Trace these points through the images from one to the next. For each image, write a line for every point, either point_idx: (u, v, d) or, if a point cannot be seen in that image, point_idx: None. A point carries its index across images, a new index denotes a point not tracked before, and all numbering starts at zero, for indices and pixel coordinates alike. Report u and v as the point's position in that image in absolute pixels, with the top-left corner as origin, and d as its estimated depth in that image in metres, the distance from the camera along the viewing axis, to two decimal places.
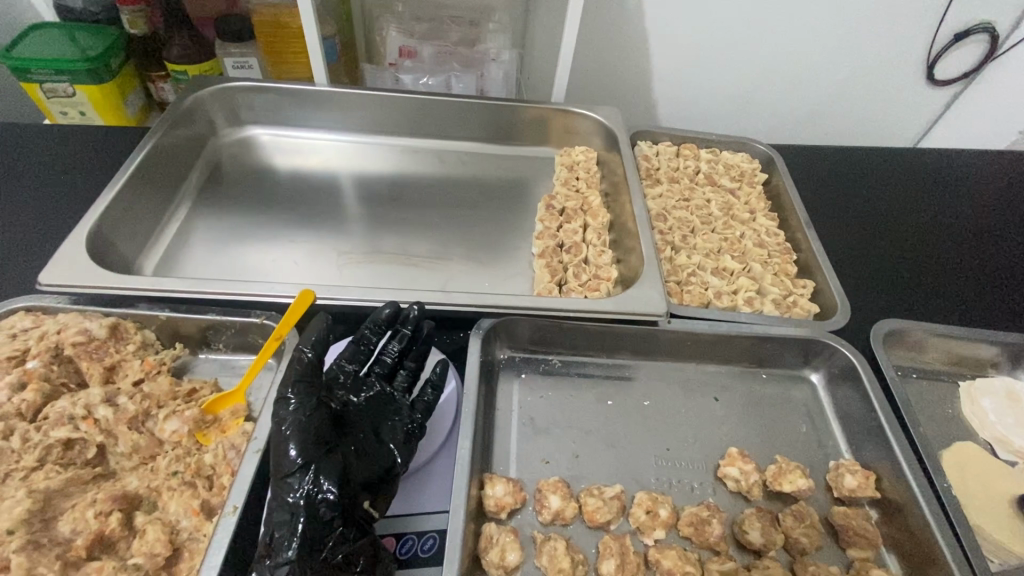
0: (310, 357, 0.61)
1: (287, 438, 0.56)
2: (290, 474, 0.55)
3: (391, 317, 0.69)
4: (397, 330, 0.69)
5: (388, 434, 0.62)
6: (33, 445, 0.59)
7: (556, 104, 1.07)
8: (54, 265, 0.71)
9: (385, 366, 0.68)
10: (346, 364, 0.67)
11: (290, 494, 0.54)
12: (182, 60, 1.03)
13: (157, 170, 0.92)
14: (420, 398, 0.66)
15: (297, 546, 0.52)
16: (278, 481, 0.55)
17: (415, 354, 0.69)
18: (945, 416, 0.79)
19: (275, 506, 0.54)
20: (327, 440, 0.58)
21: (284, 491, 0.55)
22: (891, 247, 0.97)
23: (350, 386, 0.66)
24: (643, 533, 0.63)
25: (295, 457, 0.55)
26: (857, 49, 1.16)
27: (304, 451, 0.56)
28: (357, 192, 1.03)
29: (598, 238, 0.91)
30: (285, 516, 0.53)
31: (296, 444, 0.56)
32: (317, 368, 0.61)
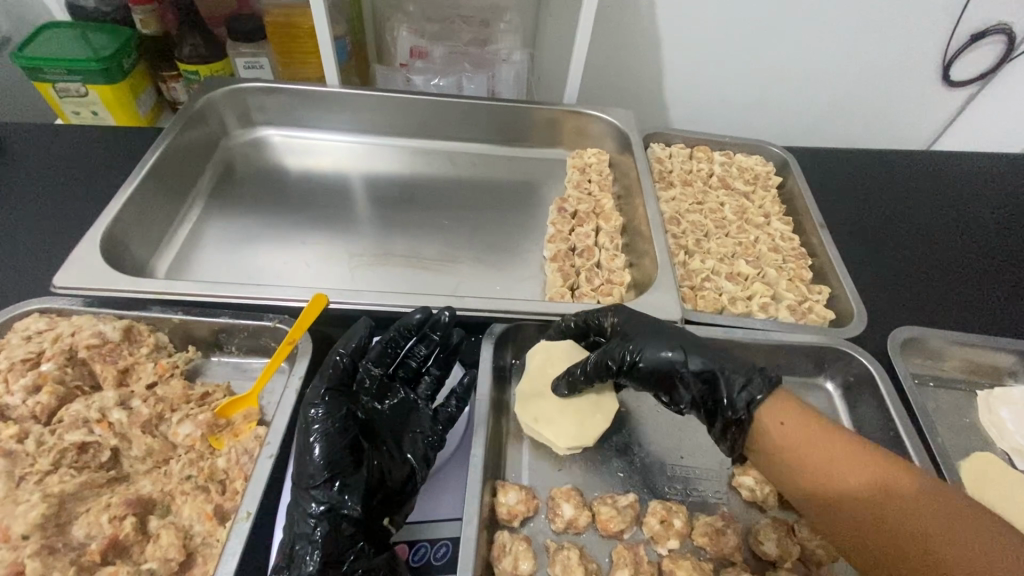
0: (344, 363, 0.62)
1: (314, 448, 0.56)
2: (314, 485, 0.55)
3: (421, 322, 0.68)
4: (426, 335, 0.70)
5: (409, 445, 0.62)
6: (48, 449, 0.59)
7: (568, 105, 1.06)
8: (67, 267, 0.71)
9: (409, 370, 0.69)
10: (373, 368, 0.66)
11: (313, 505, 0.54)
12: (194, 60, 1.02)
13: (170, 171, 0.92)
14: (445, 407, 0.67)
15: (320, 561, 0.52)
16: (300, 491, 0.55)
17: (441, 362, 0.70)
18: (962, 426, 0.78)
19: (297, 517, 0.54)
20: (353, 452, 0.57)
21: (307, 502, 0.55)
22: (907, 252, 0.96)
23: (374, 392, 0.65)
24: (657, 543, 0.62)
25: (321, 468, 0.55)
26: (872, 50, 1.14)
27: (331, 462, 0.55)
28: (368, 193, 1.03)
29: (610, 242, 0.90)
30: (306, 530, 0.53)
31: (323, 454, 0.56)
32: (345, 376, 0.62)
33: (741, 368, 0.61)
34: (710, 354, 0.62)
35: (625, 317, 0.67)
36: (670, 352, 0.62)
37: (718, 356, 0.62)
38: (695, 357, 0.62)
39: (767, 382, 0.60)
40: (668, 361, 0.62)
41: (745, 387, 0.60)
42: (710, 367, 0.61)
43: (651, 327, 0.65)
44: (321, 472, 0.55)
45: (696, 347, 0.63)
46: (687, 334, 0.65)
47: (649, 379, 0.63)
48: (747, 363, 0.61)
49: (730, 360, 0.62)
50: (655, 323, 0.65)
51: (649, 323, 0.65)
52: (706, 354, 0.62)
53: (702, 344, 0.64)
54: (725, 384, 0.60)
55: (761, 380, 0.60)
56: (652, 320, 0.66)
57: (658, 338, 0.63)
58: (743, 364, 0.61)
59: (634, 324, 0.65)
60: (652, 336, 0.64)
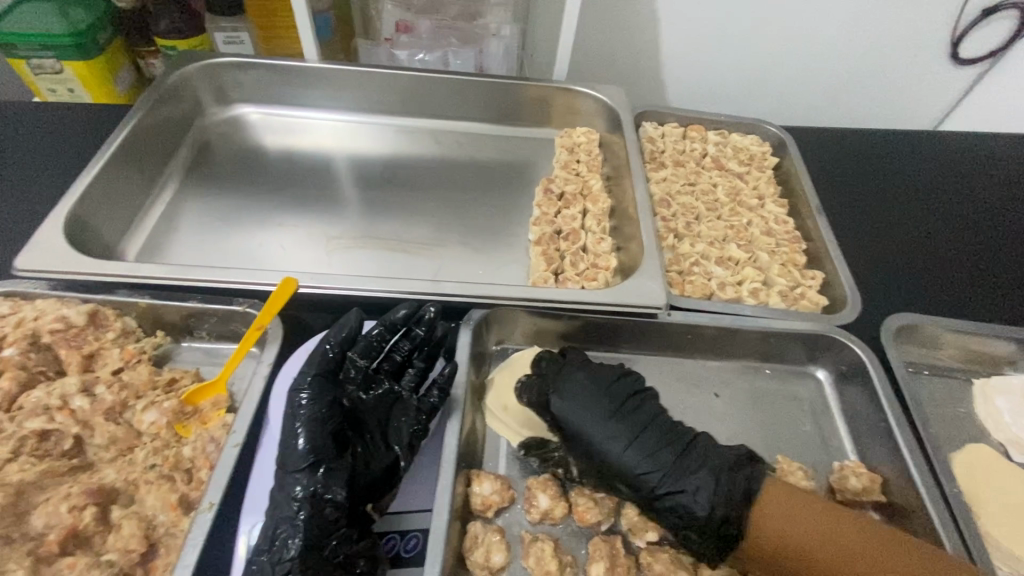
0: (332, 353, 0.61)
1: (298, 436, 0.55)
2: (298, 469, 0.54)
3: (406, 316, 0.66)
4: (409, 330, 0.67)
5: (394, 436, 0.60)
6: (7, 437, 0.57)
7: (558, 82, 1.02)
8: (30, 250, 0.68)
9: (394, 363, 0.66)
10: (358, 360, 0.64)
11: (297, 489, 0.53)
12: (171, 35, 0.99)
13: (141, 149, 0.89)
14: (427, 398, 0.63)
15: (302, 544, 0.50)
16: (283, 476, 0.54)
17: (426, 354, 0.67)
18: (956, 416, 0.76)
19: (281, 501, 0.53)
20: (337, 439, 0.56)
21: (290, 485, 0.53)
22: (905, 236, 0.93)
23: (360, 382, 0.63)
24: (635, 535, 0.61)
25: (305, 453, 0.54)
26: (878, 23, 1.09)
27: (314, 448, 0.54)
28: (350, 174, 0.99)
29: (597, 225, 0.87)
30: (288, 513, 0.52)
31: (307, 440, 0.54)
32: (334, 365, 0.61)
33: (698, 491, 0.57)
34: (671, 479, 0.58)
35: (574, 416, 0.61)
36: (627, 479, 0.59)
37: (683, 485, 0.57)
38: (651, 498, 0.58)
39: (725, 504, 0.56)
40: (627, 487, 0.60)
41: (705, 532, 0.57)
42: (672, 505, 0.57)
43: (611, 442, 0.60)
44: (305, 457, 0.54)
45: (660, 472, 0.58)
46: (648, 453, 0.59)
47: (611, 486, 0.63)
48: (717, 490, 0.56)
49: (700, 486, 0.57)
50: (617, 439, 0.60)
51: (609, 436, 0.60)
52: (671, 483, 0.58)
53: (670, 463, 0.58)
54: (687, 525, 0.57)
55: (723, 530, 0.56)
56: (612, 429, 0.60)
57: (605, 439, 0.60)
58: (705, 508, 0.56)
59: (588, 438, 0.60)
60: (611, 458, 0.59)
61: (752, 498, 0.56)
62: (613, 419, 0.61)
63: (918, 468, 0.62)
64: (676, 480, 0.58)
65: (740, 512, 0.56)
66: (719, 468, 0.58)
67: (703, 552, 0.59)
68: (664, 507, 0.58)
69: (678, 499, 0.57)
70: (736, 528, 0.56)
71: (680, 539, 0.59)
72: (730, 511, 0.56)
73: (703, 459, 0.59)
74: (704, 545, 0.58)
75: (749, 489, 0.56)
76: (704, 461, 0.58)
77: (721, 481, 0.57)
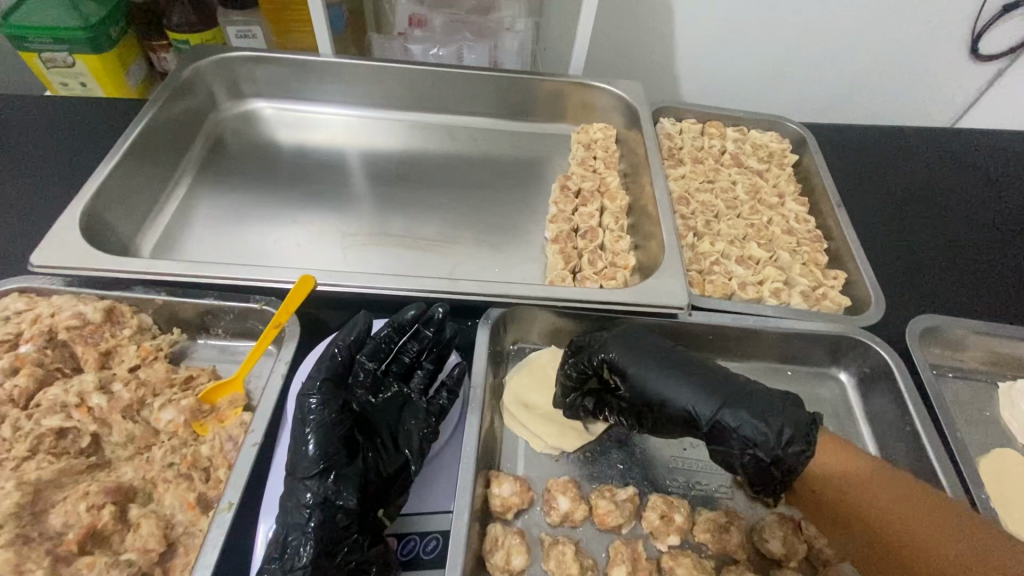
0: (340, 356, 0.61)
1: (308, 441, 0.55)
2: (307, 475, 0.53)
3: (415, 318, 0.66)
4: (418, 331, 0.66)
5: (404, 439, 0.59)
6: (25, 434, 0.57)
7: (574, 77, 1.00)
8: (45, 246, 0.68)
9: (402, 365, 0.65)
10: (367, 362, 0.63)
11: (307, 496, 0.53)
12: (183, 29, 0.98)
13: (154, 145, 0.89)
14: (436, 401, 0.63)
15: (314, 551, 0.50)
16: (293, 482, 0.54)
17: (435, 355, 0.67)
18: (981, 420, 0.75)
19: (292, 507, 0.52)
20: (348, 444, 0.56)
21: (300, 492, 0.53)
22: (929, 236, 0.91)
23: (369, 385, 0.62)
24: (656, 538, 0.60)
25: (316, 458, 0.54)
26: (901, 18, 1.06)
27: (324, 454, 0.54)
28: (364, 170, 0.98)
29: (615, 223, 0.86)
30: (299, 520, 0.52)
31: (317, 446, 0.54)
32: (342, 368, 0.61)
33: (762, 418, 0.54)
34: (732, 408, 0.55)
35: (628, 354, 0.62)
36: (687, 406, 0.57)
37: (748, 405, 0.55)
38: (715, 424, 0.55)
39: (791, 429, 0.53)
40: (688, 415, 0.57)
41: (777, 457, 0.52)
42: (738, 426, 0.54)
43: (666, 373, 0.59)
44: (314, 462, 0.54)
45: (719, 394, 0.56)
46: (706, 380, 0.58)
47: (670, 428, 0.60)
48: (784, 411, 0.54)
49: (766, 406, 0.54)
50: (672, 370, 0.60)
51: (664, 368, 0.60)
52: (733, 404, 0.55)
53: (730, 387, 0.57)
54: (756, 449, 0.53)
55: (794, 452, 0.52)
56: (666, 362, 0.60)
57: (659, 376, 0.59)
58: (772, 428, 0.53)
59: (644, 372, 0.60)
60: (669, 388, 0.58)
61: (815, 420, 0.54)
62: (667, 356, 0.61)
63: (947, 474, 0.61)
64: (739, 400, 0.55)
65: (808, 433, 0.53)
66: (780, 399, 0.55)
67: (776, 483, 0.54)
68: (728, 439, 0.55)
69: (742, 426, 0.54)
70: (806, 447, 0.52)
71: (751, 471, 0.54)
72: (798, 431, 0.53)
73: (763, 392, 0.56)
74: (777, 473, 0.53)
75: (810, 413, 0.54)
76: (767, 387, 0.57)
77: (785, 402, 0.55)
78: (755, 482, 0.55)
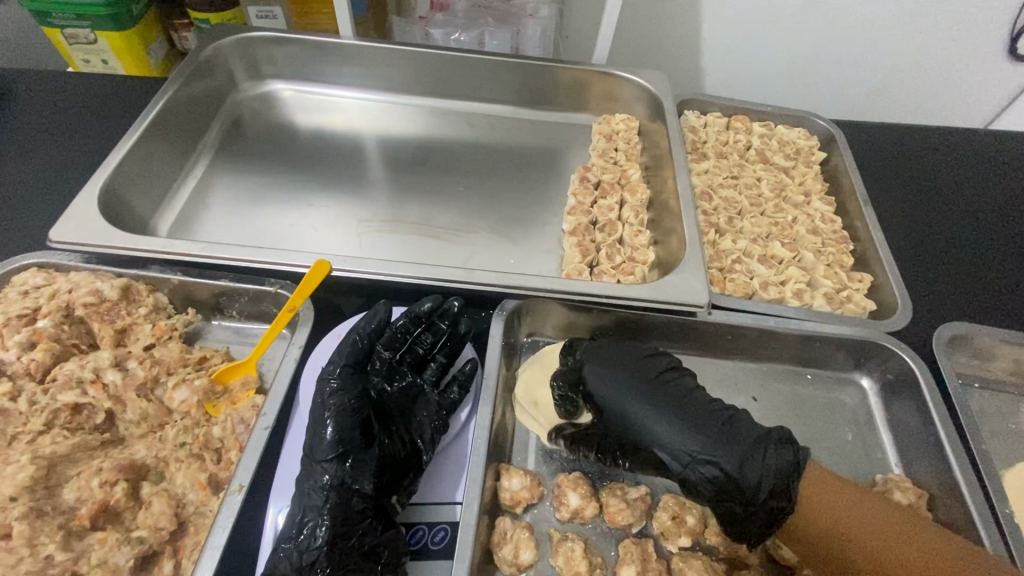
0: (362, 342, 0.61)
1: (327, 425, 0.55)
2: (325, 455, 0.53)
3: (431, 310, 0.65)
4: (433, 324, 0.66)
5: (417, 428, 0.59)
6: (41, 409, 0.58)
7: (597, 66, 0.98)
8: (64, 222, 0.68)
9: (416, 356, 0.65)
10: (383, 351, 0.63)
11: (324, 478, 0.52)
12: (205, 7, 0.96)
13: (173, 124, 0.88)
14: (447, 394, 0.63)
15: (329, 532, 0.50)
16: (311, 463, 0.54)
17: (448, 349, 0.66)
18: (1007, 433, 0.73)
19: (309, 489, 0.52)
20: (365, 429, 0.56)
21: (318, 474, 0.53)
22: (958, 242, 0.88)
23: (384, 373, 0.62)
24: (667, 539, 0.59)
25: (333, 442, 0.54)
26: (940, 13, 1.02)
27: (342, 439, 0.54)
28: (381, 156, 0.97)
29: (635, 217, 0.84)
30: (316, 500, 0.51)
31: (336, 431, 0.54)
32: (362, 355, 0.61)
33: (743, 463, 0.53)
34: (713, 452, 0.54)
35: (612, 383, 0.60)
36: (666, 448, 0.56)
37: (728, 451, 0.54)
38: (693, 469, 0.54)
39: (773, 475, 0.52)
40: (667, 457, 0.56)
41: (752, 509, 0.53)
42: (717, 474, 0.53)
43: (650, 408, 0.58)
44: (332, 444, 0.53)
45: (702, 438, 0.55)
46: (688, 418, 0.57)
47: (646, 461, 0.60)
48: (766, 458, 0.53)
49: (748, 452, 0.53)
50: (657, 403, 0.58)
51: (648, 402, 0.58)
52: (714, 449, 0.54)
53: (714, 427, 0.56)
54: (733, 497, 0.53)
55: (770, 505, 0.52)
56: (652, 396, 0.58)
57: (641, 412, 0.58)
58: (752, 480, 0.52)
59: (628, 406, 0.58)
60: (650, 426, 0.57)
61: (799, 466, 0.53)
62: (652, 385, 0.59)
63: (970, 487, 0.59)
64: (721, 446, 0.54)
65: (789, 480, 0.53)
66: (762, 442, 0.54)
67: (746, 530, 0.55)
68: (708, 484, 0.54)
69: (721, 471, 0.53)
70: (785, 503, 0.52)
71: (724, 514, 0.55)
72: (778, 485, 0.52)
73: (746, 432, 0.55)
74: (751, 522, 0.53)
75: (795, 456, 0.54)
76: (749, 428, 0.56)
77: (767, 447, 0.54)
78: (727, 525, 0.55)
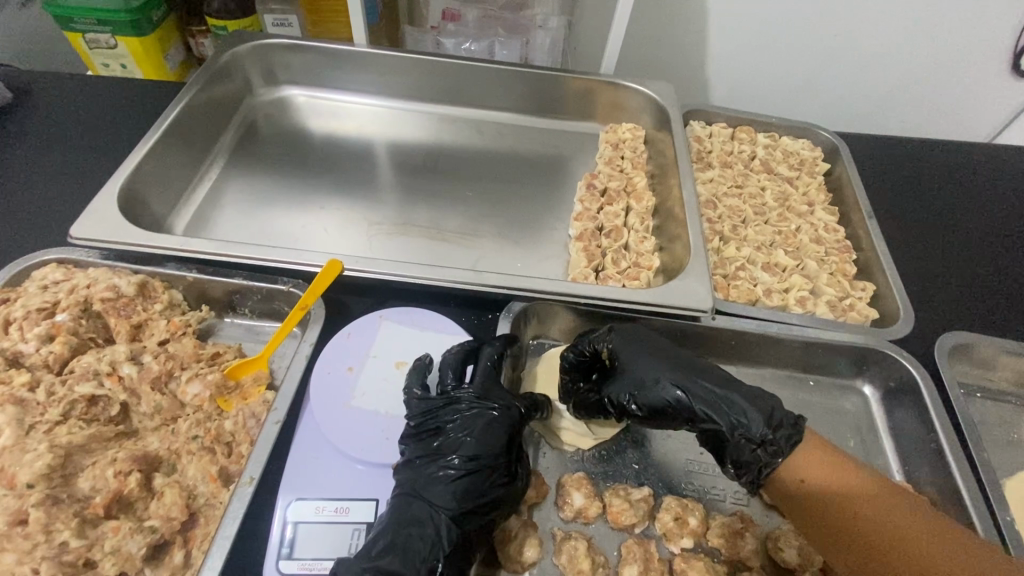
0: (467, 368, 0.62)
1: (457, 449, 0.56)
2: (415, 468, 0.56)
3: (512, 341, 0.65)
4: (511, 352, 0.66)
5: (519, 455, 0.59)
6: (58, 399, 0.59)
7: (604, 76, 1.00)
8: (85, 219, 0.70)
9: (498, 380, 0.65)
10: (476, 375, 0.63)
11: (447, 500, 0.53)
12: (223, 15, 0.99)
13: (191, 127, 0.90)
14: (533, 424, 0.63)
15: (433, 552, 0.50)
16: (427, 480, 0.54)
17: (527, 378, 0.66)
18: (1009, 442, 0.73)
19: (424, 506, 0.52)
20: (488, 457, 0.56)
21: (435, 493, 0.53)
22: (961, 253, 0.89)
23: None
24: (669, 540, 0.60)
25: (462, 468, 0.54)
26: (944, 28, 1.03)
27: (467, 465, 0.55)
28: (391, 159, 1.00)
29: (641, 224, 0.86)
30: (409, 514, 0.52)
31: (464, 458, 0.55)
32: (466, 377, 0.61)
33: (755, 404, 0.56)
34: (725, 392, 0.57)
35: (625, 340, 0.63)
36: (681, 385, 0.58)
37: (738, 392, 0.57)
38: (704, 402, 0.57)
39: (783, 413, 0.56)
40: (681, 395, 0.58)
41: (764, 438, 0.54)
42: (730, 408, 0.56)
43: (662, 358, 0.61)
44: (416, 461, 0.56)
45: (713, 381, 0.58)
46: (696, 365, 0.60)
47: (657, 415, 0.60)
48: (772, 402, 0.56)
49: (756, 395, 0.57)
50: (668, 356, 0.61)
51: (662, 353, 0.61)
52: (725, 389, 0.57)
53: (721, 376, 0.59)
54: (746, 431, 0.55)
55: (782, 434, 0.54)
56: (664, 350, 0.62)
57: (655, 361, 0.61)
58: (762, 410, 0.55)
59: (642, 356, 0.61)
60: (664, 369, 0.60)
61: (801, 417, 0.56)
62: (661, 342, 0.63)
63: (972, 493, 0.60)
64: (730, 386, 0.58)
65: (795, 424, 0.55)
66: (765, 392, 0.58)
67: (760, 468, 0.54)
68: (724, 419, 0.56)
69: (736, 408, 0.56)
70: (794, 433, 0.54)
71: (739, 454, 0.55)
72: (785, 416, 0.55)
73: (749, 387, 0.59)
74: (765, 457, 0.54)
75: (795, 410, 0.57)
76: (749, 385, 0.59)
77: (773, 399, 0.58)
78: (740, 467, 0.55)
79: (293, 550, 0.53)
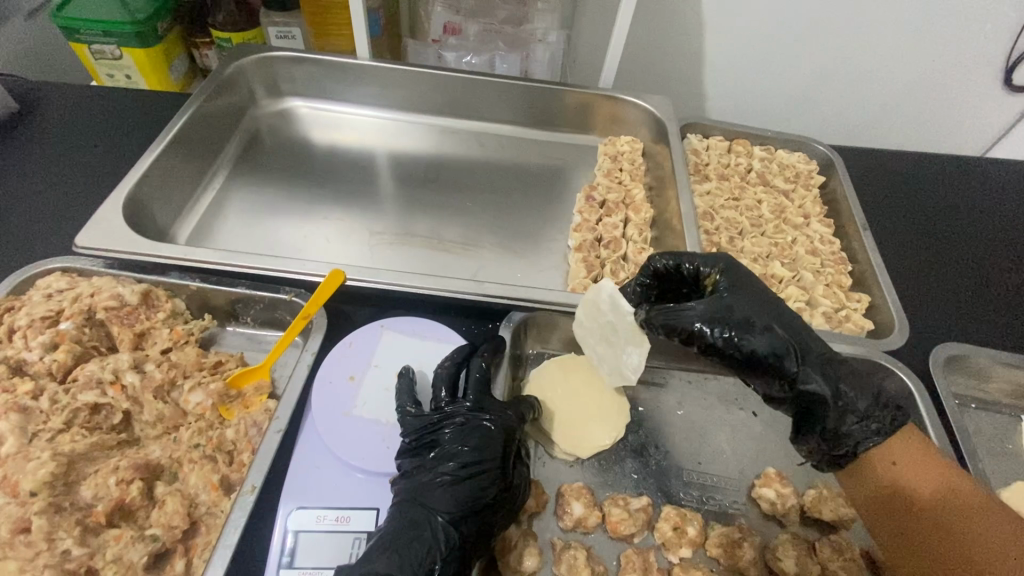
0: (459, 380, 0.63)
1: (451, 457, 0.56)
2: (413, 476, 0.56)
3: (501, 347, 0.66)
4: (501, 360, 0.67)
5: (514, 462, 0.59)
6: (61, 407, 0.59)
7: (603, 90, 1.02)
8: (91, 228, 0.71)
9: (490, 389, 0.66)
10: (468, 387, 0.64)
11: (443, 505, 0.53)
12: (227, 27, 1.02)
13: (196, 137, 0.92)
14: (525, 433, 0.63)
15: (430, 554, 0.50)
16: (423, 487, 0.54)
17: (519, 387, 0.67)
18: (1004, 453, 0.74)
19: (422, 511, 0.53)
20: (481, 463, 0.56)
21: (432, 498, 0.54)
22: (955, 266, 0.90)
23: None
24: (669, 550, 0.60)
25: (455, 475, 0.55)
26: (936, 45, 1.05)
27: (460, 471, 0.55)
28: (392, 169, 1.01)
29: (639, 235, 0.87)
30: (408, 517, 0.52)
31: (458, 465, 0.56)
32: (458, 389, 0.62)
33: (861, 384, 0.55)
34: (832, 362, 0.55)
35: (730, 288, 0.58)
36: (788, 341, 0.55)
37: (843, 366, 0.56)
38: (817, 366, 0.55)
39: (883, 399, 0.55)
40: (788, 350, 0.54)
41: (869, 412, 0.54)
42: (837, 379, 0.55)
43: (770, 311, 0.56)
44: (413, 470, 0.57)
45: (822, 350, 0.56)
46: (800, 325, 0.57)
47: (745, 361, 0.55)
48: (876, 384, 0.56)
49: (861, 373, 0.56)
50: (774, 312, 0.57)
51: (769, 308, 0.57)
52: (832, 359, 0.56)
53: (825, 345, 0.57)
54: (851, 406, 0.54)
55: (888, 413, 0.54)
56: (769, 305, 0.57)
57: (765, 312, 0.56)
58: (871, 387, 0.55)
59: (749, 303, 0.56)
60: (773, 322, 0.56)
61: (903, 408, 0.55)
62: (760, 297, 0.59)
63: None
64: (836, 357, 0.56)
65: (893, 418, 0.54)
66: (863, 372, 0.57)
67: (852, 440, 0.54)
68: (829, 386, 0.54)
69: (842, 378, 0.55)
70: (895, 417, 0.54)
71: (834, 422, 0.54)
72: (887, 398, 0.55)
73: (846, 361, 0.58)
74: (864, 430, 0.54)
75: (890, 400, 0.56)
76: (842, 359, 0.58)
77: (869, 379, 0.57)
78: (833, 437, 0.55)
79: (293, 559, 0.53)
